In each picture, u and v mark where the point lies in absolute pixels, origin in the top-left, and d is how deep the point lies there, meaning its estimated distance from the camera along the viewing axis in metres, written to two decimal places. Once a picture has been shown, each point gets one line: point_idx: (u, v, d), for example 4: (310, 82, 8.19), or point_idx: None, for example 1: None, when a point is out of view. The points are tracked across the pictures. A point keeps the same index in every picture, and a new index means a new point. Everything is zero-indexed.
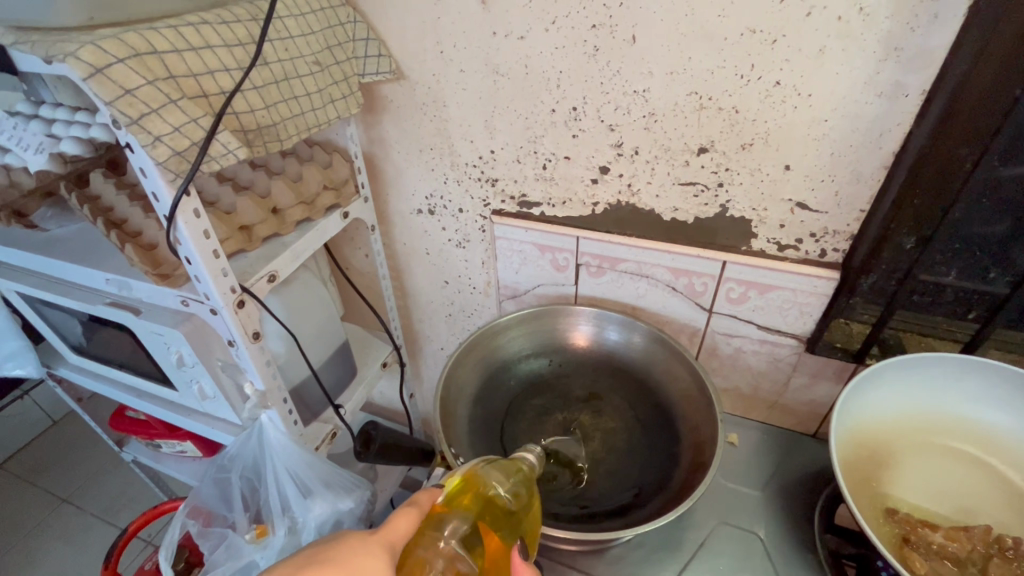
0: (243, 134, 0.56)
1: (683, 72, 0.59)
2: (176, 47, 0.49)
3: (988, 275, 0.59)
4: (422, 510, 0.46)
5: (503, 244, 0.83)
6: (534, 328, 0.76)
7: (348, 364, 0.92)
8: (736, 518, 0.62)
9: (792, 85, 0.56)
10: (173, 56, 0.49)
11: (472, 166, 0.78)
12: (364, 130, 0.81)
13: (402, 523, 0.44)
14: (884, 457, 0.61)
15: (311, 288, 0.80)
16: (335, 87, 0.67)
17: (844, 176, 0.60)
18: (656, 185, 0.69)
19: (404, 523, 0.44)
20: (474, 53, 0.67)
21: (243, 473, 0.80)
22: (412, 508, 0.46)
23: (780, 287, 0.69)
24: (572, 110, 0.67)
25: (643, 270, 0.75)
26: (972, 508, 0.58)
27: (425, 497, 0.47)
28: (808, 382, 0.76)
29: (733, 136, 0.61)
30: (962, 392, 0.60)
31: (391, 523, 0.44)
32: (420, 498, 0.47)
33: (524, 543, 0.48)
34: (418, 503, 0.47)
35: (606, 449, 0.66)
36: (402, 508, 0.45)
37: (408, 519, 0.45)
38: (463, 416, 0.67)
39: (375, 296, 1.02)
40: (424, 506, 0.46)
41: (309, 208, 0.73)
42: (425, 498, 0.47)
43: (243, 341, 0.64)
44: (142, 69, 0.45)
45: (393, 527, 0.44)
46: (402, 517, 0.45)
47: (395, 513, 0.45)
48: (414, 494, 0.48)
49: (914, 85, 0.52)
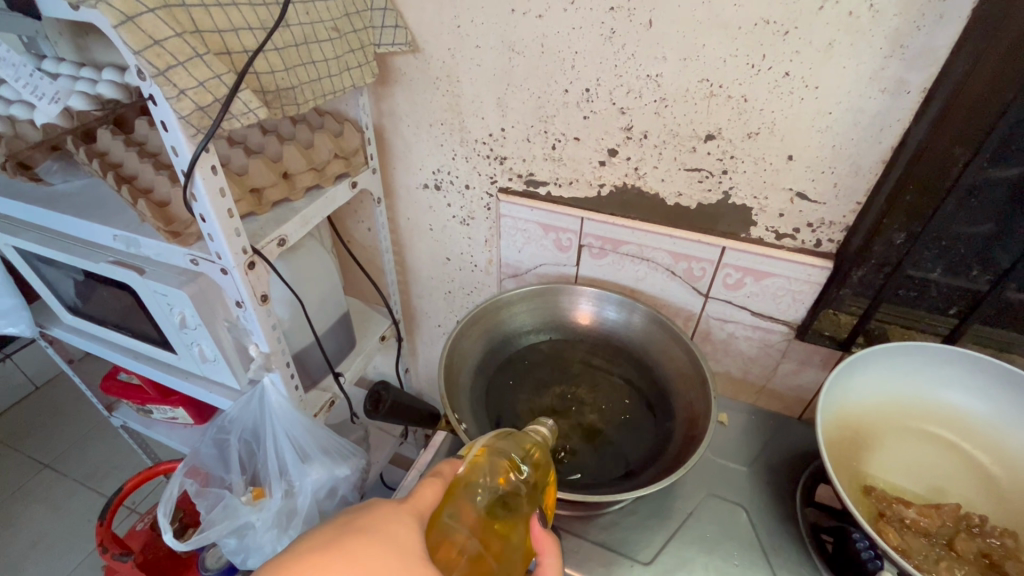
0: (263, 95, 0.57)
1: (697, 58, 0.61)
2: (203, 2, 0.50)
3: (972, 272, 0.63)
4: (446, 480, 0.46)
5: (507, 222, 0.85)
6: (538, 305, 0.77)
7: (348, 334, 0.93)
8: (724, 491, 0.65)
9: (801, 77, 0.58)
10: (200, 10, 0.49)
11: (481, 143, 0.79)
12: (375, 102, 0.81)
13: (428, 494, 0.44)
14: (867, 439, 0.64)
15: (316, 256, 0.81)
16: (352, 55, 0.67)
17: (843, 168, 0.62)
18: (662, 169, 0.70)
19: (430, 494, 0.44)
20: (491, 28, 0.68)
21: (242, 435, 0.80)
22: (436, 478, 0.45)
23: (775, 275, 0.72)
24: (585, 92, 0.68)
25: (644, 253, 0.78)
26: (944, 488, 0.61)
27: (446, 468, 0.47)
28: (795, 368, 0.79)
29: (740, 124, 0.63)
30: (941, 378, 0.64)
31: (419, 493, 0.43)
32: (442, 468, 0.47)
33: (542, 513, 0.48)
34: (442, 473, 0.46)
35: (602, 422, 0.68)
36: (427, 479, 0.45)
37: (434, 490, 0.44)
38: (465, 385, 0.69)
39: (376, 270, 1.03)
40: (448, 477, 0.46)
41: (319, 174, 0.73)
42: (447, 469, 0.47)
43: (251, 303, 0.65)
44: (171, 21, 0.46)
45: (420, 497, 0.43)
46: (427, 488, 0.44)
47: (420, 483, 0.44)
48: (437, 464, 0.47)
49: (916, 82, 0.54)
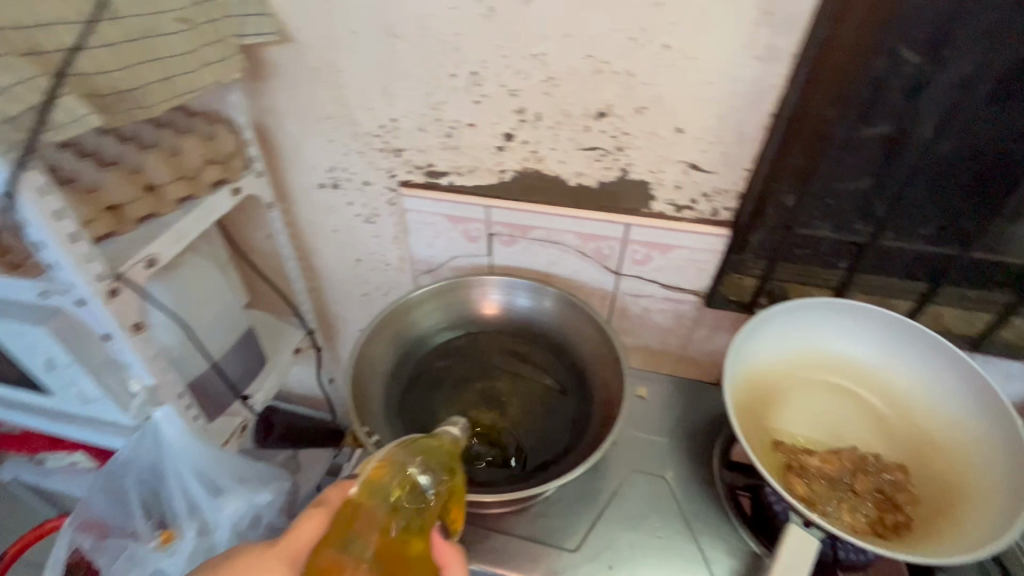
0: (97, 100, 0.50)
1: (579, 34, 0.59)
2: None
3: (856, 226, 0.69)
4: (331, 509, 0.46)
5: (412, 217, 0.81)
6: (448, 301, 0.75)
7: (256, 351, 0.86)
8: (647, 464, 0.66)
9: (679, 48, 0.58)
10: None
11: (374, 136, 0.75)
12: (252, 98, 0.75)
13: (306, 529, 0.45)
14: (775, 395, 0.67)
15: (203, 272, 0.74)
16: (210, 48, 0.60)
17: (729, 137, 0.63)
18: (560, 151, 0.69)
19: (309, 528, 0.45)
20: (365, 12, 0.63)
21: (140, 477, 0.73)
22: (320, 508, 0.46)
23: (679, 247, 0.73)
24: (473, 75, 0.65)
25: (553, 237, 0.77)
26: (843, 432, 0.65)
27: (334, 494, 0.47)
28: (708, 334, 0.82)
29: (628, 100, 0.63)
30: (834, 330, 0.67)
31: (297, 529, 0.45)
32: (330, 495, 0.47)
33: (443, 523, 0.48)
34: (328, 501, 0.47)
35: (524, 412, 0.67)
36: (308, 512, 0.46)
37: (314, 523, 0.45)
38: (378, 394, 0.66)
39: (282, 279, 0.96)
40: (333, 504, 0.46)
41: (192, 183, 0.66)
42: (335, 496, 0.47)
43: (122, 334, 0.58)
44: None
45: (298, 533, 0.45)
46: (307, 522, 0.45)
47: (299, 519, 0.45)
48: (324, 491, 0.48)
49: (784, 48, 0.56)
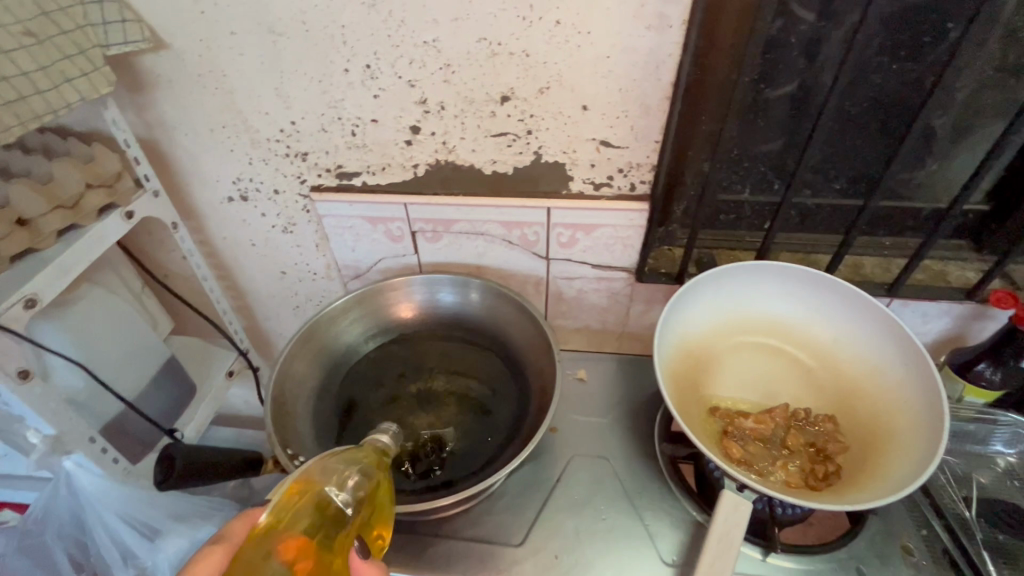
0: None
1: (468, 17, 0.57)
2: None
3: (774, 186, 0.71)
4: (231, 544, 0.44)
5: (330, 222, 0.77)
6: (373, 306, 0.72)
7: (182, 381, 0.81)
8: (590, 447, 0.66)
9: (571, 24, 0.56)
10: None
11: (275, 141, 0.70)
12: (135, 113, 0.69)
13: (204, 567, 0.43)
14: (709, 363, 0.67)
15: (104, 305, 0.68)
16: (67, 62, 0.55)
17: (635, 110, 0.62)
18: (469, 139, 0.67)
19: (206, 566, 0.43)
20: (241, 10, 0.59)
21: (62, 532, 0.68)
22: (219, 544, 0.44)
23: (603, 225, 0.72)
24: (367, 68, 0.62)
25: (477, 229, 0.75)
26: (775, 391, 0.66)
27: (239, 527, 0.45)
28: (645, 309, 0.82)
29: (529, 81, 0.61)
30: (759, 291, 0.68)
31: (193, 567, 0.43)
32: (232, 528, 0.45)
33: (363, 542, 0.45)
34: (227, 536, 0.45)
35: (461, 412, 0.65)
36: (205, 548, 0.44)
37: (213, 560, 0.43)
38: (305, 413, 0.63)
39: (204, 301, 0.91)
40: (235, 538, 0.45)
41: (73, 212, 0.61)
42: (237, 528, 0.45)
43: (6, 384, 0.53)
44: None
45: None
46: (205, 561, 0.43)
47: (197, 556, 0.43)
48: (227, 524, 0.45)
49: (675, 16, 0.55)
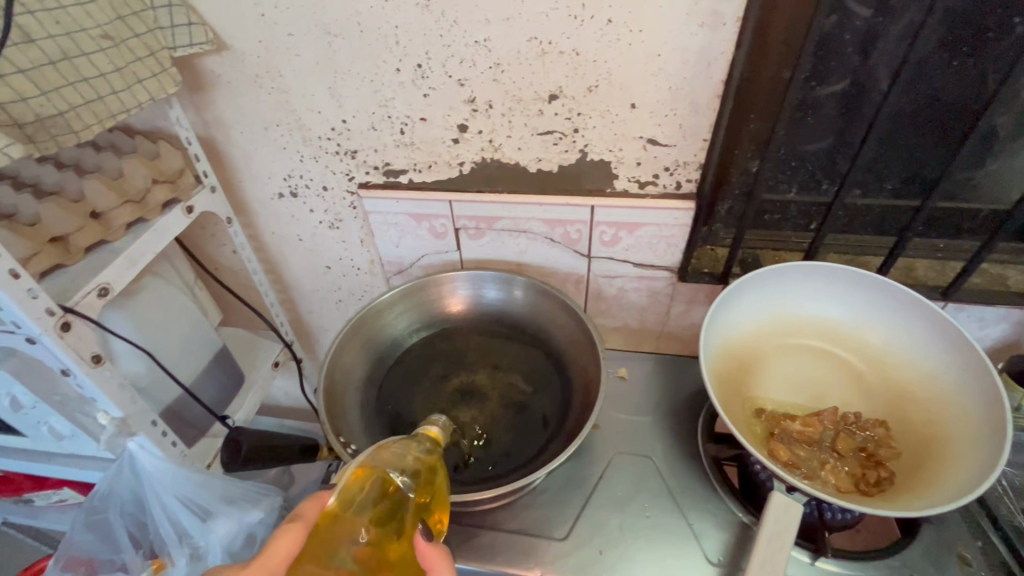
0: (18, 129, 0.48)
1: (520, 17, 0.58)
2: None
3: (822, 186, 0.69)
4: (308, 523, 0.46)
5: (376, 219, 0.79)
6: (418, 301, 0.74)
7: (232, 370, 0.84)
8: (632, 445, 0.66)
9: (623, 22, 0.56)
10: None
11: (326, 139, 0.72)
12: (195, 112, 0.72)
13: (284, 545, 0.44)
14: (754, 363, 0.66)
15: (164, 295, 0.72)
16: (139, 63, 0.58)
17: (684, 109, 0.62)
18: (516, 138, 0.68)
19: (287, 544, 0.44)
20: (299, 12, 0.61)
21: (123, 510, 0.72)
22: (296, 523, 0.45)
23: (646, 224, 0.72)
24: (418, 68, 0.63)
25: (520, 226, 0.75)
26: (823, 394, 0.65)
27: (311, 507, 0.47)
28: (686, 308, 0.82)
29: (578, 79, 0.61)
30: (806, 292, 0.67)
31: (274, 546, 0.44)
32: (305, 509, 0.46)
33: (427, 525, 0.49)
34: (304, 515, 0.46)
35: (503, 406, 0.66)
36: (284, 527, 0.45)
37: (292, 538, 0.44)
38: (353, 403, 0.65)
39: (252, 293, 0.94)
40: (310, 518, 0.46)
41: (140, 206, 0.64)
42: (311, 509, 0.46)
43: (81, 368, 0.56)
44: None
45: (272, 551, 0.43)
46: (284, 537, 0.44)
47: (276, 536, 0.44)
48: (300, 504, 0.47)
49: (728, 13, 0.54)
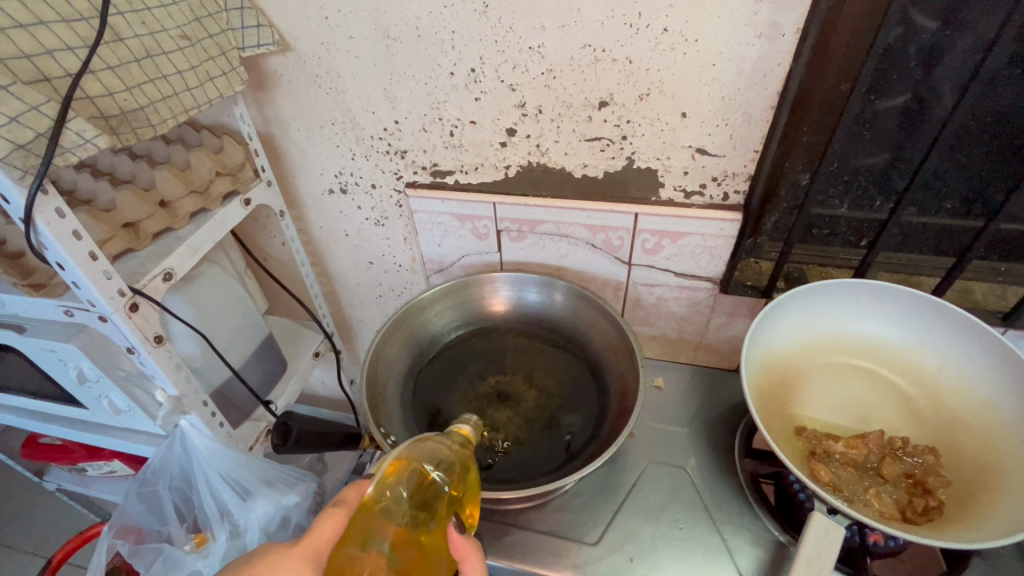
0: (103, 121, 0.51)
1: (575, 25, 0.58)
2: (20, 22, 0.45)
3: (875, 203, 0.67)
4: (348, 508, 0.48)
5: (421, 218, 0.81)
6: (460, 299, 0.75)
7: (276, 357, 0.87)
8: (666, 455, 0.65)
9: (679, 31, 0.56)
10: (19, 33, 0.45)
11: (378, 138, 0.75)
12: (257, 109, 0.76)
13: (326, 529, 0.47)
14: (797, 380, 0.65)
15: (219, 282, 0.75)
16: (212, 63, 0.62)
17: (736, 119, 0.62)
18: (563, 143, 0.68)
19: (329, 528, 0.47)
20: (361, 16, 0.63)
21: (172, 483, 0.76)
22: (338, 508, 0.48)
23: (691, 234, 0.71)
24: (471, 72, 0.65)
25: (561, 230, 0.76)
26: (869, 416, 0.63)
27: (353, 494, 0.49)
28: (726, 321, 0.80)
29: (630, 87, 0.62)
30: (855, 310, 0.66)
31: (317, 529, 0.47)
32: (347, 495, 0.49)
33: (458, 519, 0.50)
34: (345, 501, 0.49)
35: (539, 408, 0.67)
36: (326, 511, 0.47)
37: (333, 522, 0.47)
38: (393, 395, 0.67)
39: (298, 285, 0.98)
40: (351, 504, 0.48)
41: (203, 196, 0.68)
42: (352, 495, 0.49)
43: (144, 346, 0.59)
44: None
45: (317, 533, 0.46)
46: (328, 520, 0.47)
47: (319, 519, 0.47)
48: (341, 491, 0.49)
49: (789, 24, 0.54)
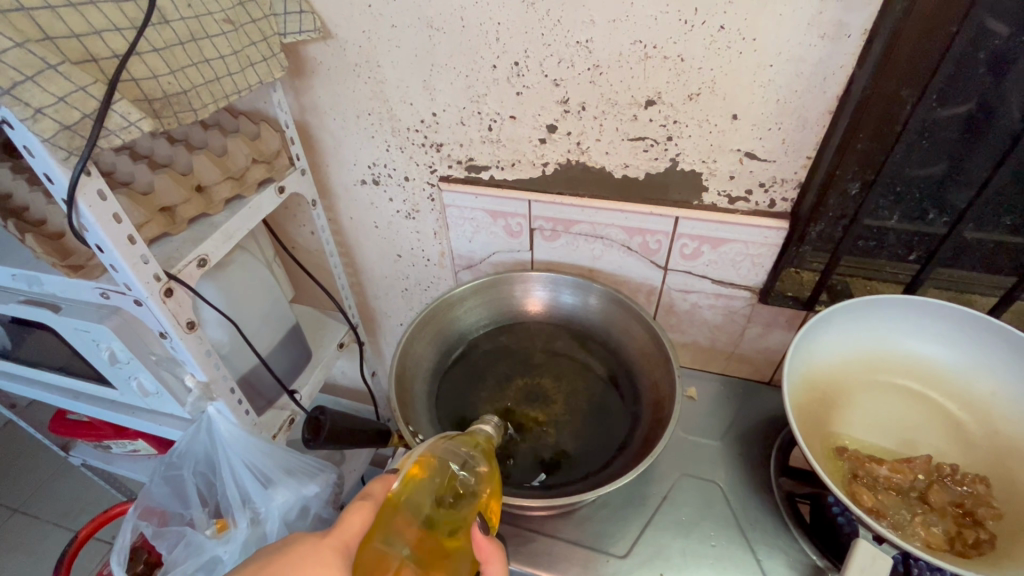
0: (147, 104, 0.51)
1: (626, 20, 0.56)
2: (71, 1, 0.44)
3: (929, 216, 0.63)
4: (377, 501, 0.46)
5: (453, 212, 0.80)
6: (490, 297, 0.74)
7: (301, 347, 0.87)
8: (697, 468, 0.64)
9: (736, 29, 0.54)
10: (69, 12, 0.44)
11: (414, 131, 0.74)
12: (295, 97, 0.75)
13: (355, 521, 0.44)
14: (839, 398, 0.62)
15: (250, 269, 0.75)
16: (253, 48, 0.61)
17: (790, 123, 0.59)
18: (605, 142, 0.66)
19: (358, 521, 0.44)
20: (404, 5, 0.62)
21: (196, 469, 0.77)
22: (367, 500, 0.45)
23: (733, 241, 0.69)
24: (515, 65, 0.63)
25: (597, 231, 0.74)
26: (914, 439, 0.60)
27: (378, 487, 0.47)
28: (762, 331, 0.78)
29: (679, 86, 0.59)
30: (904, 327, 0.63)
31: (346, 520, 0.44)
32: (372, 489, 0.47)
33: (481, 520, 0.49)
34: (373, 494, 0.46)
35: (569, 413, 0.65)
36: (356, 504, 0.45)
37: (363, 514, 0.44)
38: (420, 393, 0.66)
39: (325, 274, 0.97)
40: (379, 497, 0.46)
41: (239, 182, 0.67)
42: (379, 488, 0.47)
43: (176, 332, 0.59)
44: (30, 28, 0.41)
45: (346, 524, 0.43)
46: (356, 513, 0.44)
47: (349, 510, 0.44)
48: (368, 484, 0.47)
49: (856, 25, 0.51)
